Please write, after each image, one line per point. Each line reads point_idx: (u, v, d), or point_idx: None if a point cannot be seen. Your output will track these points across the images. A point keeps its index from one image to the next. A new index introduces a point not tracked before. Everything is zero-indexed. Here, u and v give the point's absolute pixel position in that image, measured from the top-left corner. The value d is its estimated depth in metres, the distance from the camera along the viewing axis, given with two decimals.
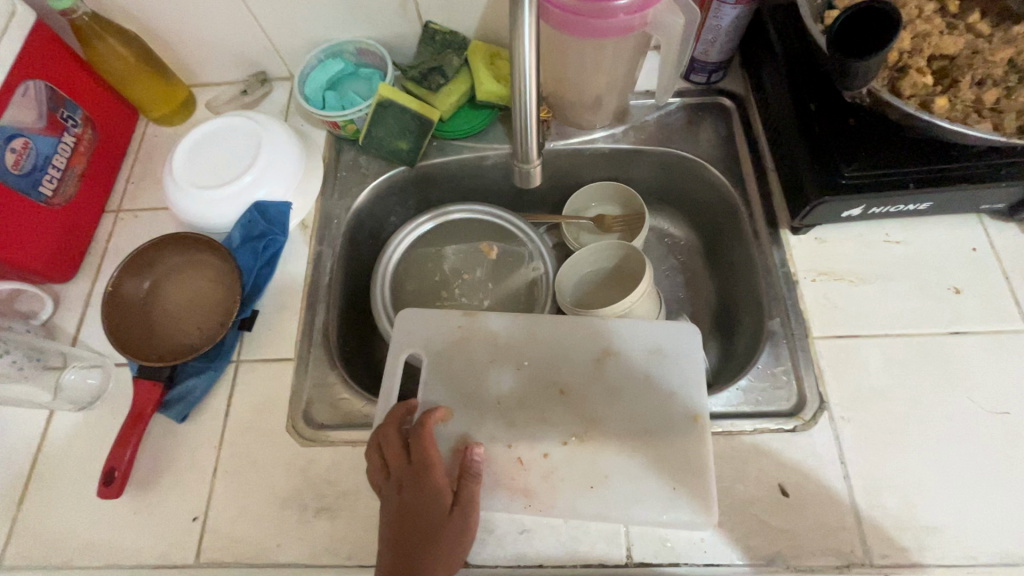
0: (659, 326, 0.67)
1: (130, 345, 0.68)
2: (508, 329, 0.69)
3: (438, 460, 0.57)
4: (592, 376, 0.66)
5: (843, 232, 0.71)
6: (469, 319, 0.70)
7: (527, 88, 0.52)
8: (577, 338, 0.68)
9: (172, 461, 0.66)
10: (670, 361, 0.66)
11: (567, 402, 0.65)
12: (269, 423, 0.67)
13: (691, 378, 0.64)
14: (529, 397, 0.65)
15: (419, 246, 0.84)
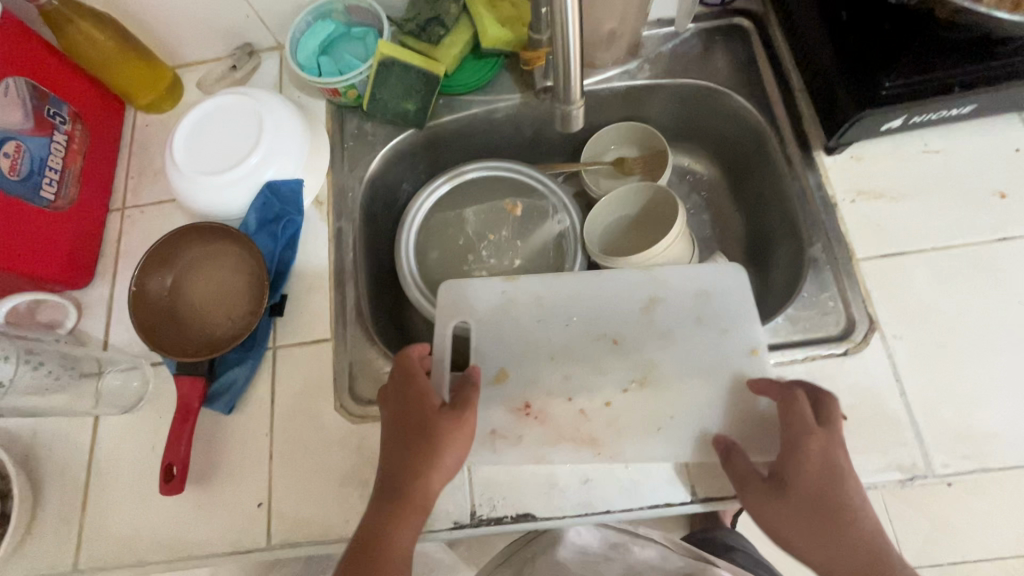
0: (703, 269, 0.66)
1: (164, 344, 0.66)
2: (552, 288, 0.68)
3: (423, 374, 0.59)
4: (642, 324, 0.65)
5: (880, 147, 0.68)
6: (512, 283, 0.68)
7: (569, 22, 0.48)
8: (622, 289, 0.66)
9: (226, 452, 0.66)
10: (718, 301, 0.65)
11: (621, 351, 0.64)
12: (316, 404, 0.67)
13: (744, 315, 0.63)
14: (582, 351, 0.65)
15: (438, 211, 0.81)
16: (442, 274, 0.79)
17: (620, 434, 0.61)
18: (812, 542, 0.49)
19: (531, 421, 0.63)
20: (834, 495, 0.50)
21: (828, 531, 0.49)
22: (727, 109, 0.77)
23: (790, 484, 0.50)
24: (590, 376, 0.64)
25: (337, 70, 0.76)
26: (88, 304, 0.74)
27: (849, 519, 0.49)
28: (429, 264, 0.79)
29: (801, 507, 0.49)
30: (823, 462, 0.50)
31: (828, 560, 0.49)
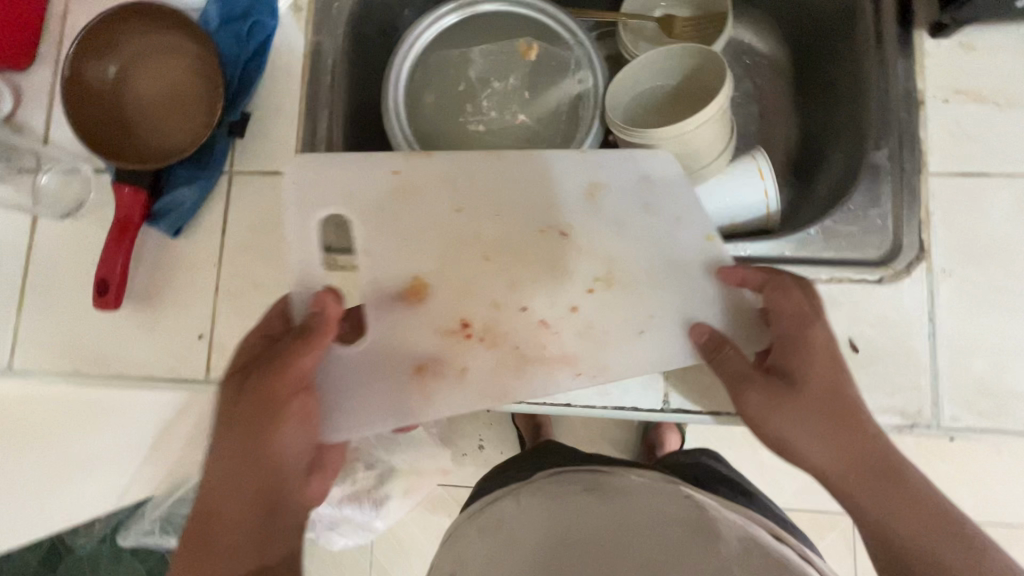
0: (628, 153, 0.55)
1: (103, 142, 0.58)
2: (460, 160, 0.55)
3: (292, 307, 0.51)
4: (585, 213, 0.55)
5: (998, 37, 0.54)
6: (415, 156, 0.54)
7: None
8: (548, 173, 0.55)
9: (170, 278, 0.61)
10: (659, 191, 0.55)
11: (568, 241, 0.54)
12: (272, 242, 0.60)
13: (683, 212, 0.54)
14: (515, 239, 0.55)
15: (440, 47, 0.68)
16: (433, 124, 0.67)
17: (557, 334, 0.52)
18: (825, 452, 0.46)
19: (473, 345, 0.53)
20: (841, 402, 0.46)
21: (840, 440, 0.46)
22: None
23: (796, 387, 0.46)
24: (539, 277, 0.54)
25: None
26: (26, 91, 0.65)
27: (861, 427, 0.46)
28: (420, 110, 0.68)
29: (809, 414, 0.46)
30: (828, 366, 0.47)
31: (846, 470, 0.46)
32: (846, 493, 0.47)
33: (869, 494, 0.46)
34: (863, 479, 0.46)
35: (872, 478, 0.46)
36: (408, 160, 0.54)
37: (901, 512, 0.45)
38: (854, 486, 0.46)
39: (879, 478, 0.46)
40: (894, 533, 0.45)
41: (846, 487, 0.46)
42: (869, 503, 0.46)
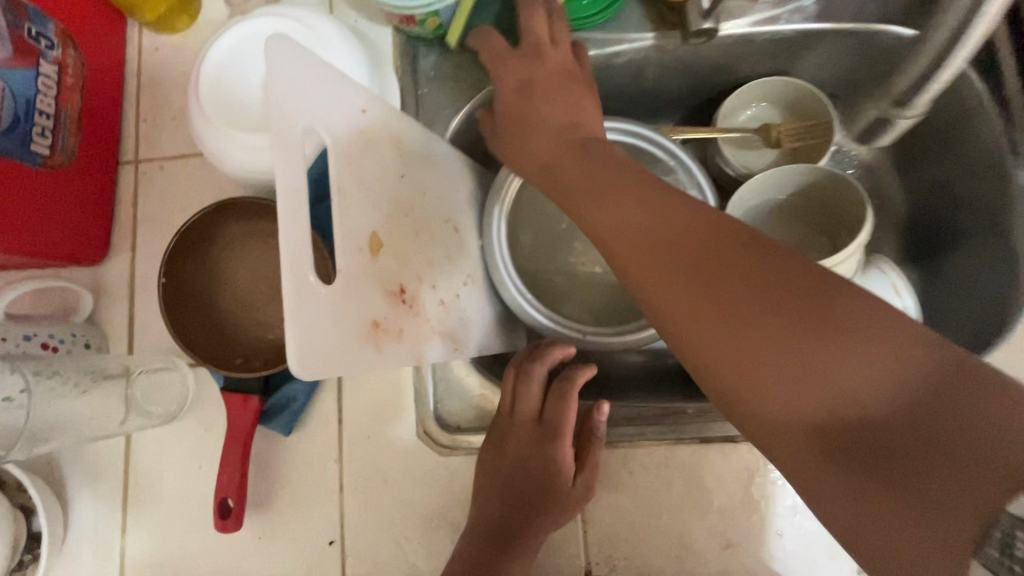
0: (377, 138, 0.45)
1: (209, 350, 0.54)
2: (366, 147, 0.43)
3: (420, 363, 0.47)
4: (374, 203, 0.44)
5: None
6: (414, 167, 0.51)
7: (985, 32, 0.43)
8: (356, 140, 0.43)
9: (287, 477, 0.56)
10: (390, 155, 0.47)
11: (380, 334, 0.41)
12: (393, 429, 0.55)
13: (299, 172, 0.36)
14: (429, 238, 0.52)
15: (533, 184, 0.65)
16: (538, 267, 0.65)
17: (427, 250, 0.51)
18: (695, 334, 0.30)
19: (407, 314, 0.45)
20: (695, 270, 0.31)
21: (716, 344, 0.29)
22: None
23: (631, 262, 0.34)
24: (437, 261, 0.53)
25: None
26: (106, 287, 0.60)
27: (741, 274, 0.29)
28: (522, 254, 0.65)
29: (660, 312, 0.32)
30: (678, 245, 0.32)
31: (780, 411, 0.27)
32: (737, 413, 0.29)
33: (828, 370, 0.26)
34: (945, 447, 0.23)
35: (804, 330, 0.27)
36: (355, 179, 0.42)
37: (881, 402, 0.25)
38: (764, 335, 0.28)
39: (820, 354, 0.26)
40: (867, 435, 0.25)
41: (770, 448, 0.28)
42: (793, 445, 0.27)
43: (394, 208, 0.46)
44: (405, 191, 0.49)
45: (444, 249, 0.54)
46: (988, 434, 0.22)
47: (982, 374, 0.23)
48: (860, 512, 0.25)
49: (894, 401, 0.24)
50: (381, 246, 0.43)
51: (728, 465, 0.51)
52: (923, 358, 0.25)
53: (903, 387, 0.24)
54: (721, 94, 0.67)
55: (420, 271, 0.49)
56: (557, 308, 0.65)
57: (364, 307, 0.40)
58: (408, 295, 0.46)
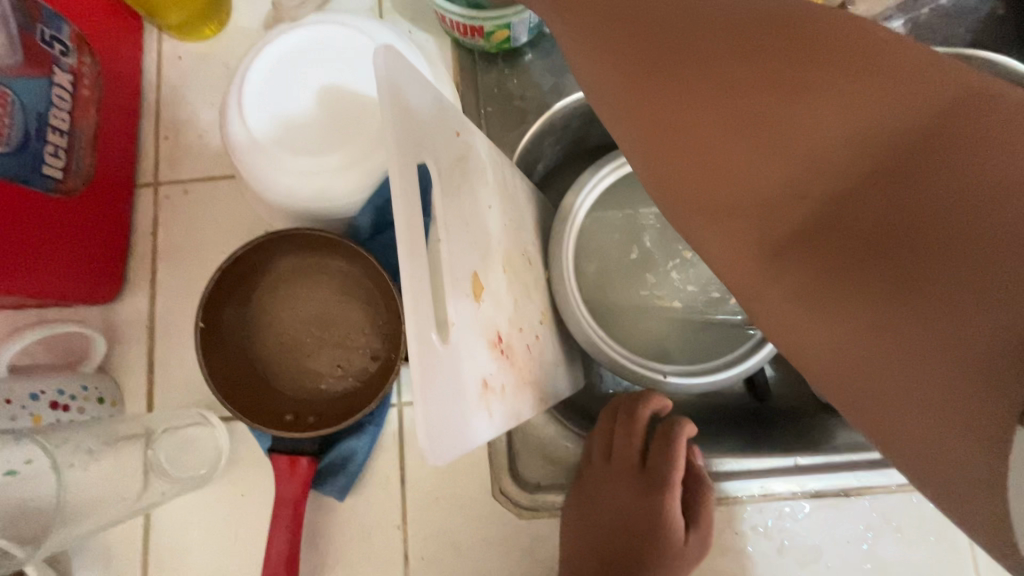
0: (471, 166, 0.40)
1: (254, 405, 0.46)
2: (461, 176, 0.38)
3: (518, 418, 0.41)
4: (473, 238, 0.38)
5: None
6: (496, 195, 0.44)
7: None
8: (454, 167, 0.37)
9: (341, 549, 0.48)
10: (480, 181, 0.42)
11: (490, 392, 0.35)
12: (465, 489, 0.49)
13: (415, 212, 0.30)
14: (514, 270, 0.47)
15: (602, 212, 0.60)
16: (608, 301, 0.60)
17: (510, 286, 0.45)
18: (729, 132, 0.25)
19: (505, 364, 0.40)
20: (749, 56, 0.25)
21: (712, 149, 0.26)
22: None
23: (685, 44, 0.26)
24: (520, 297, 0.47)
25: None
26: (121, 328, 0.52)
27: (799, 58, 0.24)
28: (590, 286, 0.59)
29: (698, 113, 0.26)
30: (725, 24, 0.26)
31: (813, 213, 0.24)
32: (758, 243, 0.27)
33: (844, 176, 0.24)
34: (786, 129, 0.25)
35: (802, 102, 0.24)
36: (454, 210, 0.36)
37: (936, 198, 0.22)
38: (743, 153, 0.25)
39: (844, 162, 0.24)
40: (908, 229, 0.22)
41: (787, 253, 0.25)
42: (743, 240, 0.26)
43: (485, 241, 0.41)
44: (494, 223, 0.43)
45: (522, 283, 0.49)
46: (936, 203, 0.22)
47: (978, 131, 0.22)
48: (798, 310, 0.25)
49: (842, 179, 0.24)
50: (480, 288, 0.38)
51: (842, 523, 0.47)
52: (879, 126, 0.23)
53: (890, 132, 0.23)
54: None
55: (508, 313, 0.43)
56: (630, 346, 0.59)
57: (474, 361, 0.34)
58: (504, 345, 0.40)
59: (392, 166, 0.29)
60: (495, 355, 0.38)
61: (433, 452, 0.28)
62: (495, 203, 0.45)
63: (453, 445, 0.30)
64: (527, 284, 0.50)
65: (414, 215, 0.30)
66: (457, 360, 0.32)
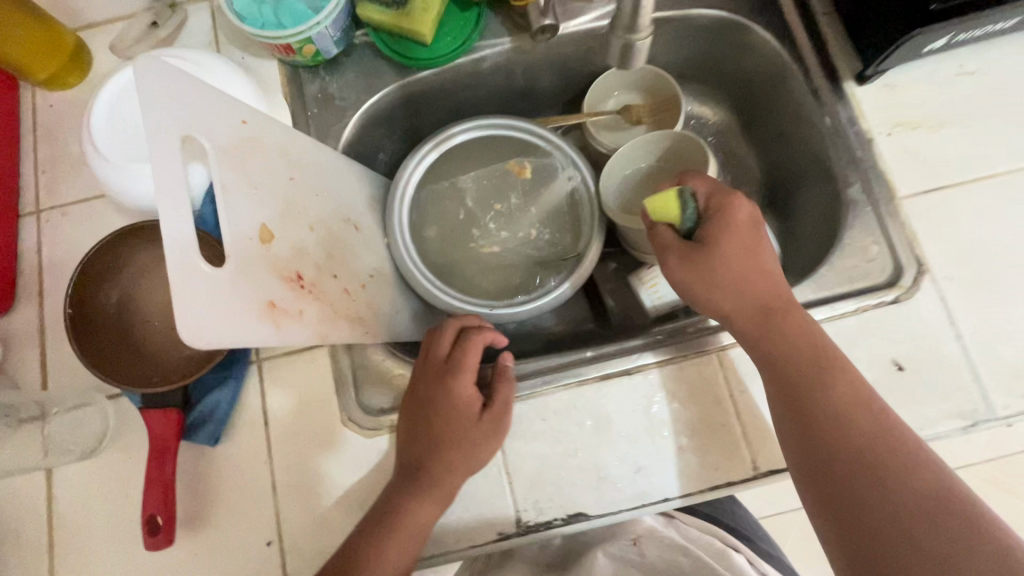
0: (265, 148, 0.51)
1: (124, 373, 0.55)
2: (248, 151, 0.48)
3: (326, 340, 0.51)
4: (265, 199, 0.48)
5: (912, 72, 0.62)
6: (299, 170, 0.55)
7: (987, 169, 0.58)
8: (238, 144, 0.48)
9: (219, 489, 0.56)
10: (278, 158, 0.52)
11: (278, 311, 0.45)
12: (320, 422, 0.58)
13: (176, 171, 0.40)
14: (331, 230, 0.57)
15: (431, 184, 0.71)
16: (444, 255, 0.70)
17: (324, 242, 0.55)
18: (834, 415, 0.48)
19: (307, 296, 0.49)
20: (849, 409, 0.48)
21: (855, 478, 0.46)
22: (759, 65, 0.70)
23: (789, 375, 0.50)
24: (340, 253, 0.57)
25: (281, 22, 0.63)
26: (15, 334, 0.61)
27: (909, 467, 0.45)
28: (427, 245, 0.70)
29: (814, 391, 0.49)
30: (783, 329, 0.51)
31: (826, 422, 0.48)
32: (814, 436, 0.48)
33: (935, 499, 0.44)
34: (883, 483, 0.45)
35: (893, 486, 0.45)
36: (236, 175, 0.46)
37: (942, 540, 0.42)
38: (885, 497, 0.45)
39: (930, 509, 0.43)
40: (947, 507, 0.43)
41: (818, 434, 0.48)
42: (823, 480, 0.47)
43: (285, 203, 0.51)
44: (298, 192, 0.54)
45: (344, 243, 0.59)
46: (912, 531, 0.43)
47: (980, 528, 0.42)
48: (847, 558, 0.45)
49: (925, 502, 0.44)
50: (273, 237, 0.48)
51: (630, 397, 0.57)
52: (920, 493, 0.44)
53: (931, 490, 0.44)
54: (585, 85, 0.77)
55: (318, 261, 0.53)
56: (466, 290, 0.69)
57: (257, 285, 0.44)
58: (307, 283, 0.50)
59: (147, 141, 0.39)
60: (290, 289, 0.48)
61: (194, 336, 0.38)
62: (301, 178, 0.55)
63: (223, 338, 0.40)
64: (353, 245, 0.61)
65: (174, 174, 0.40)
66: (233, 280, 0.42)
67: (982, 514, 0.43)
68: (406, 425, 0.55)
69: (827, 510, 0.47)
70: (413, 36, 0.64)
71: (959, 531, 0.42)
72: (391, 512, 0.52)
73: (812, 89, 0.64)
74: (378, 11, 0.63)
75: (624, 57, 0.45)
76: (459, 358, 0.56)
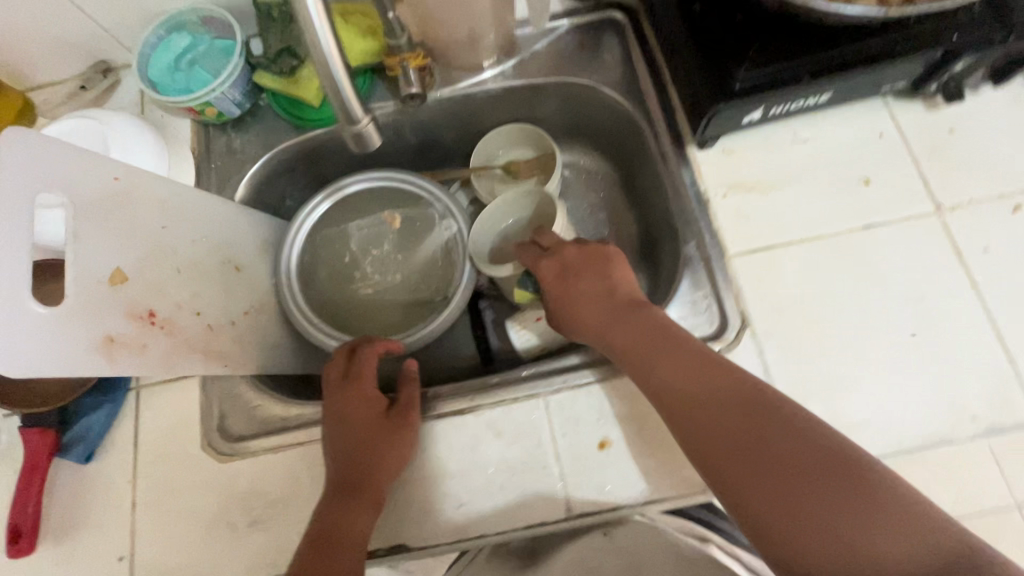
0: (137, 201, 0.58)
1: (8, 394, 0.62)
2: (114, 205, 0.56)
3: (173, 371, 0.57)
4: (125, 247, 0.56)
5: (749, 139, 0.67)
6: (173, 219, 0.62)
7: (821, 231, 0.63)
8: (103, 199, 0.55)
9: (85, 503, 0.62)
10: (151, 208, 0.60)
11: (116, 347, 0.52)
12: (183, 445, 0.63)
13: (21, 226, 0.47)
14: (203, 270, 0.64)
15: (322, 229, 0.77)
16: (330, 293, 0.76)
17: (190, 283, 0.62)
18: (705, 417, 0.49)
19: (157, 331, 0.56)
20: (714, 400, 0.50)
21: (764, 478, 0.45)
22: (625, 128, 0.76)
23: (659, 389, 0.53)
24: (209, 293, 0.64)
25: (190, 89, 0.73)
26: None
27: (801, 448, 0.45)
28: (314, 283, 0.76)
29: (682, 398, 0.51)
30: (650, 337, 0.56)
31: (699, 424, 0.49)
32: (710, 448, 0.48)
33: (837, 469, 0.43)
34: (792, 472, 0.44)
35: (803, 473, 0.44)
36: (94, 226, 0.53)
37: (844, 517, 0.42)
38: (796, 485, 0.44)
39: (833, 482, 0.43)
40: (850, 476, 0.43)
41: (709, 441, 0.49)
42: (746, 491, 0.46)
43: (149, 249, 0.58)
44: (169, 237, 0.61)
45: (217, 283, 0.66)
46: (823, 516, 0.42)
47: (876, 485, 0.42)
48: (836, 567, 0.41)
49: (831, 476, 0.43)
50: (126, 279, 0.55)
51: (461, 437, 0.60)
52: (822, 468, 0.44)
53: (827, 461, 0.44)
54: (477, 140, 0.83)
55: (178, 300, 0.60)
56: (346, 327, 0.76)
57: (97, 323, 0.51)
58: (159, 320, 0.57)
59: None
60: (137, 326, 0.54)
61: (17, 369, 0.44)
62: (175, 225, 0.62)
63: (48, 370, 0.46)
64: (229, 285, 0.67)
65: (19, 229, 0.47)
66: (68, 319, 0.48)
67: (877, 468, 0.43)
68: (331, 436, 0.60)
69: (749, 521, 0.45)
70: (302, 99, 0.72)
71: (848, 488, 0.42)
72: (346, 512, 0.55)
73: (660, 153, 0.70)
74: (271, 79, 0.72)
75: (361, 141, 0.44)
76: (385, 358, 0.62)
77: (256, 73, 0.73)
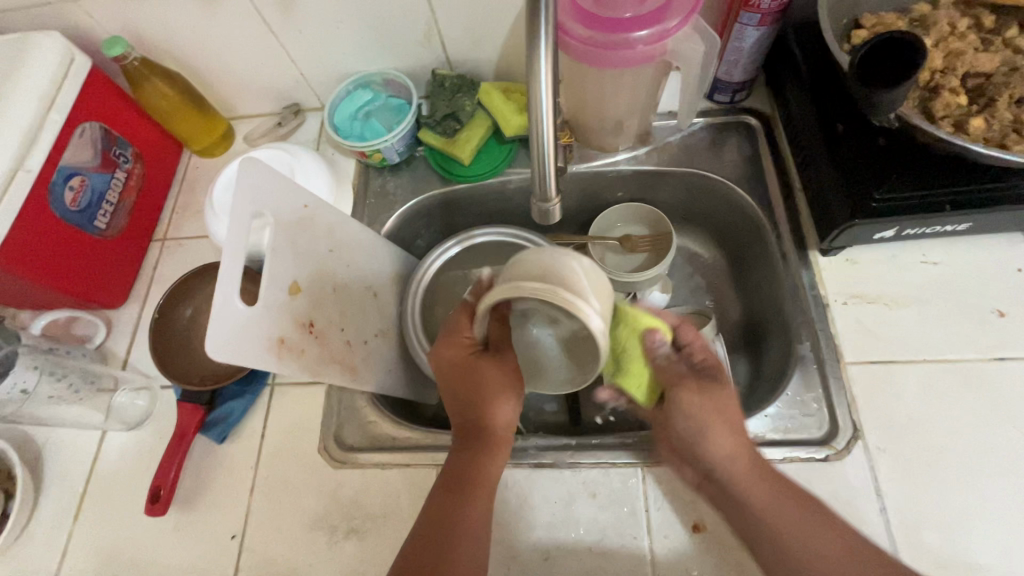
0: (319, 221, 0.68)
1: (174, 370, 0.72)
2: (303, 224, 0.66)
3: (320, 377, 0.64)
4: (303, 261, 0.65)
5: (876, 253, 0.68)
6: (337, 243, 0.71)
7: (921, 358, 0.63)
8: (293, 214, 0.64)
9: (212, 480, 0.69)
10: (327, 231, 0.70)
11: (282, 347, 0.60)
12: (302, 445, 0.70)
13: (243, 232, 0.57)
14: (352, 290, 0.73)
15: (449, 270, 0.86)
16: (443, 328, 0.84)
17: (341, 302, 0.70)
18: (813, 525, 0.52)
19: (311, 339, 0.64)
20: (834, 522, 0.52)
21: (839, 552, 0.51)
22: (745, 222, 0.79)
23: (777, 506, 0.53)
24: (353, 312, 0.72)
25: (363, 136, 0.84)
26: (117, 324, 0.81)
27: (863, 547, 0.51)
28: (432, 316, 0.84)
29: (793, 511, 0.53)
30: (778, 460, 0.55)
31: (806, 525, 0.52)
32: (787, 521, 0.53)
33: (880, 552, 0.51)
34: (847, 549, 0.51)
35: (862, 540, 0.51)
36: (286, 237, 0.62)
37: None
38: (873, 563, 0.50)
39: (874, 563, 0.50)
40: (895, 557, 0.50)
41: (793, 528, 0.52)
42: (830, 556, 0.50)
43: (319, 266, 0.68)
44: (333, 259, 0.70)
45: (359, 304, 0.74)
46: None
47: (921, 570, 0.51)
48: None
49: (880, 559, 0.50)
50: (299, 290, 0.64)
51: (556, 490, 0.63)
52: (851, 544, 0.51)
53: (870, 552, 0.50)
54: (598, 212, 0.90)
55: (328, 315, 0.68)
56: None
57: (273, 324, 0.59)
58: (315, 330, 0.65)
59: (232, 206, 0.55)
60: (296, 333, 0.62)
61: (222, 352, 0.52)
62: (340, 250, 0.71)
63: (241, 356, 0.54)
64: (366, 306, 0.75)
65: (242, 236, 0.57)
66: (259, 317, 0.57)
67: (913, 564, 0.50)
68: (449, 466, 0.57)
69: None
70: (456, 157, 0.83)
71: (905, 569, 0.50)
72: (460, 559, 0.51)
73: (782, 255, 0.72)
74: (433, 137, 0.83)
75: (543, 216, 0.54)
76: (482, 392, 0.56)
77: (422, 129, 0.84)
